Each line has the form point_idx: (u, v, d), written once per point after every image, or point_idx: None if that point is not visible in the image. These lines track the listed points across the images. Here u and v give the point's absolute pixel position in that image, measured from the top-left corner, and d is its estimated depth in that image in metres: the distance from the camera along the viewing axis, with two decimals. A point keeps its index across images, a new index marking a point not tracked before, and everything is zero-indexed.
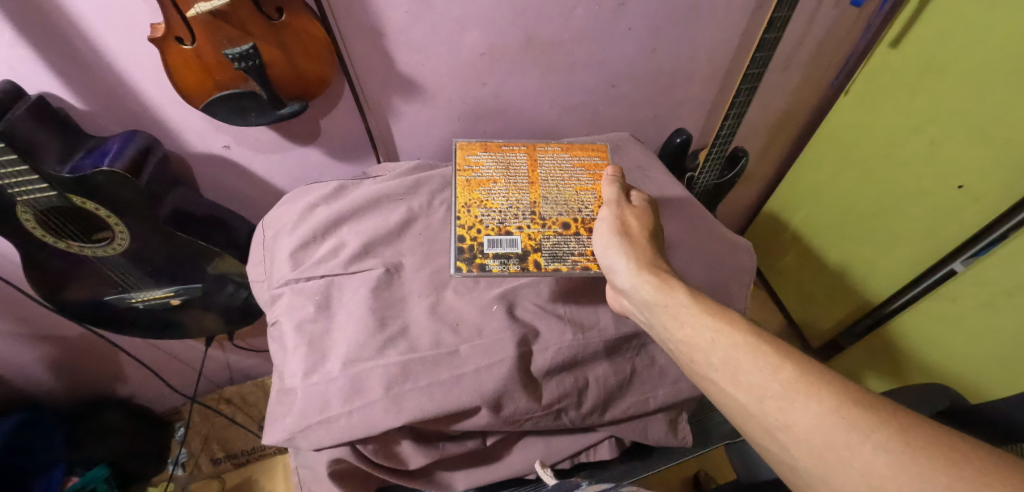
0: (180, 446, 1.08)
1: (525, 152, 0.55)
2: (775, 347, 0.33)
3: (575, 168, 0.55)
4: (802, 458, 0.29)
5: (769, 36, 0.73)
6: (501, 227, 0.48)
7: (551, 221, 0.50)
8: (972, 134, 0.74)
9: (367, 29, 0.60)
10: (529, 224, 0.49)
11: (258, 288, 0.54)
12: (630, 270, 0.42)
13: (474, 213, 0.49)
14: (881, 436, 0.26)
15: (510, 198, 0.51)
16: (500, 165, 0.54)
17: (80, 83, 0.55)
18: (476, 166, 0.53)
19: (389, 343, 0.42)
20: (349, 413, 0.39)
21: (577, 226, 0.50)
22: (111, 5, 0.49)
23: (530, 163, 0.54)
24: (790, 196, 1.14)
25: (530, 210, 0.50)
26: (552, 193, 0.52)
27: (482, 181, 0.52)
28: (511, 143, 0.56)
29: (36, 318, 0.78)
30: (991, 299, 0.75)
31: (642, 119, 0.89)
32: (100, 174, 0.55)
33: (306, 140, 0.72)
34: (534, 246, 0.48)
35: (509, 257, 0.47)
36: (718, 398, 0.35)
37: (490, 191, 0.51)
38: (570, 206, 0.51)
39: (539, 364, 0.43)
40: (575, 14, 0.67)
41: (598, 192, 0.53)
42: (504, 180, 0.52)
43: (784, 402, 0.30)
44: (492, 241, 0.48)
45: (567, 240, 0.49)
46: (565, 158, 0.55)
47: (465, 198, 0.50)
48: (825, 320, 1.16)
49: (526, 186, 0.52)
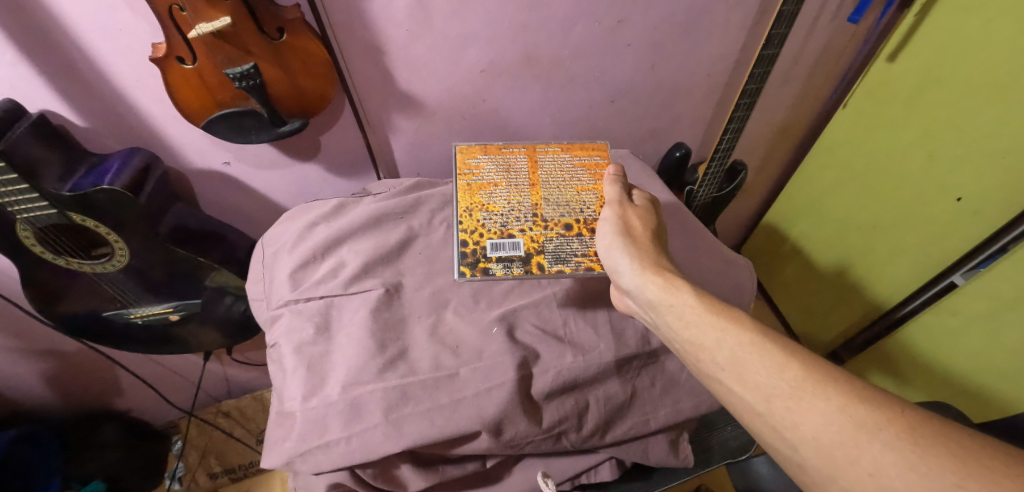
0: (177, 459, 1.08)
1: (525, 153, 0.55)
2: (779, 345, 0.33)
3: (576, 167, 0.54)
4: (810, 457, 0.29)
5: (767, 53, 0.74)
6: (505, 230, 0.49)
7: (553, 222, 0.50)
8: (970, 148, 0.74)
9: (369, 47, 0.61)
10: (531, 226, 0.50)
11: (256, 306, 0.54)
12: (634, 270, 0.42)
13: (475, 217, 0.50)
14: (889, 434, 0.26)
15: (512, 200, 0.51)
16: (501, 168, 0.53)
17: (81, 101, 0.55)
18: (476, 170, 0.53)
19: (389, 365, 0.42)
20: (348, 439, 0.38)
21: (579, 226, 0.50)
22: (112, 25, 0.50)
23: (531, 164, 0.54)
24: (790, 208, 1.15)
25: (532, 212, 0.50)
26: (553, 194, 0.52)
27: (482, 184, 0.52)
28: (511, 144, 0.55)
29: (33, 332, 0.78)
30: (991, 312, 0.75)
31: (641, 134, 0.90)
32: (100, 192, 0.55)
33: (306, 156, 0.72)
34: (537, 248, 0.49)
35: (513, 261, 0.48)
36: (724, 397, 0.35)
37: (492, 194, 0.51)
38: (571, 207, 0.51)
39: (540, 387, 0.42)
40: (574, 32, 0.67)
41: (600, 192, 0.53)
42: (505, 183, 0.52)
43: (790, 402, 0.30)
44: (496, 244, 0.49)
45: (569, 241, 0.50)
46: (566, 158, 0.55)
47: (466, 202, 0.51)
48: (825, 332, 1.15)
49: (528, 188, 0.52)
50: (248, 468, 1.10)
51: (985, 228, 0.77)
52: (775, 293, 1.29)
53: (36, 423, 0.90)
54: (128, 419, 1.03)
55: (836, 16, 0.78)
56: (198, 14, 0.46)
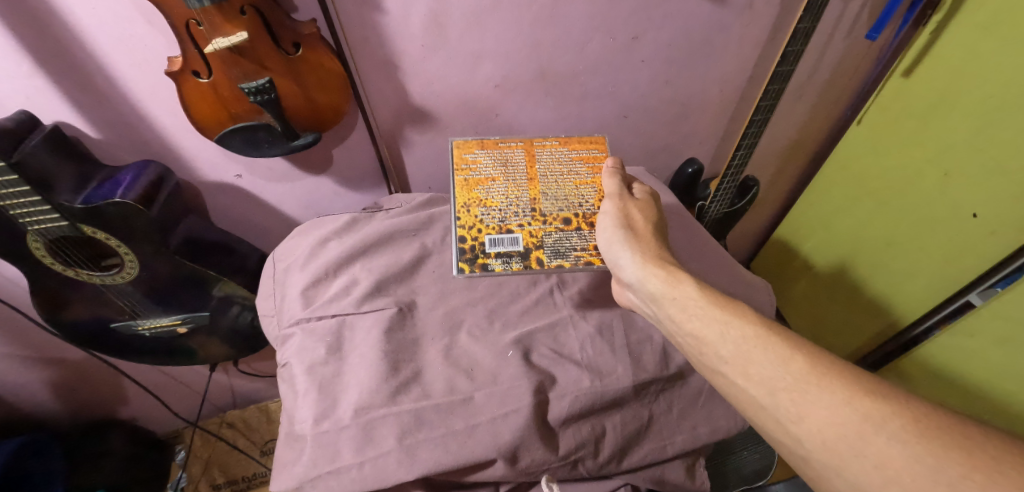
0: (181, 470, 1.07)
1: (520, 146, 0.54)
2: (786, 340, 0.33)
3: (573, 163, 0.53)
4: (815, 449, 0.28)
5: (782, 70, 0.73)
6: (503, 224, 0.49)
7: (552, 216, 0.49)
8: (987, 165, 0.73)
9: (383, 61, 0.61)
10: (530, 219, 0.49)
11: (266, 322, 0.54)
12: (636, 264, 0.42)
13: (474, 212, 0.49)
14: (894, 427, 0.26)
15: (509, 192, 0.50)
16: (499, 163, 0.53)
17: (97, 113, 0.56)
18: (474, 165, 0.52)
19: (403, 388, 0.42)
20: (360, 464, 0.37)
21: (578, 220, 0.50)
22: (128, 38, 0.50)
23: (527, 158, 0.53)
24: (802, 223, 1.13)
25: (530, 206, 0.50)
26: (551, 188, 0.51)
27: (481, 179, 0.51)
28: (508, 139, 0.55)
29: (40, 341, 0.77)
30: (1012, 332, 0.72)
31: (654, 149, 0.89)
32: (111, 205, 0.55)
33: (317, 170, 0.72)
34: (535, 242, 0.48)
35: (512, 256, 0.47)
36: (726, 389, 0.35)
37: (490, 189, 0.50)
38: (570, 201, 0.50)
39: (556, 413, 0.41)
40: (588, 48, 0.67)
41: (598, 186, 0.52)
42: (503, 178, 0.51)
43: (796, 394, 0.30)
44: (496, 238, 0.48)
45: (568, 235, 0.49)
46: (561, 153, 0.54)
47: (464, 197, 0.50)
48: (836, 350, 1.14)
49: (525, 181, 0.51)
50: (250, 479, 1.09)
51: (1003, 249, 0.75)
52: (786, 309, 1.27)
53: (40, 432, 0.89)
54: (132, 429, 1.03)
55: (850, 32, 0.78)
56: (215, 29, 0.46)
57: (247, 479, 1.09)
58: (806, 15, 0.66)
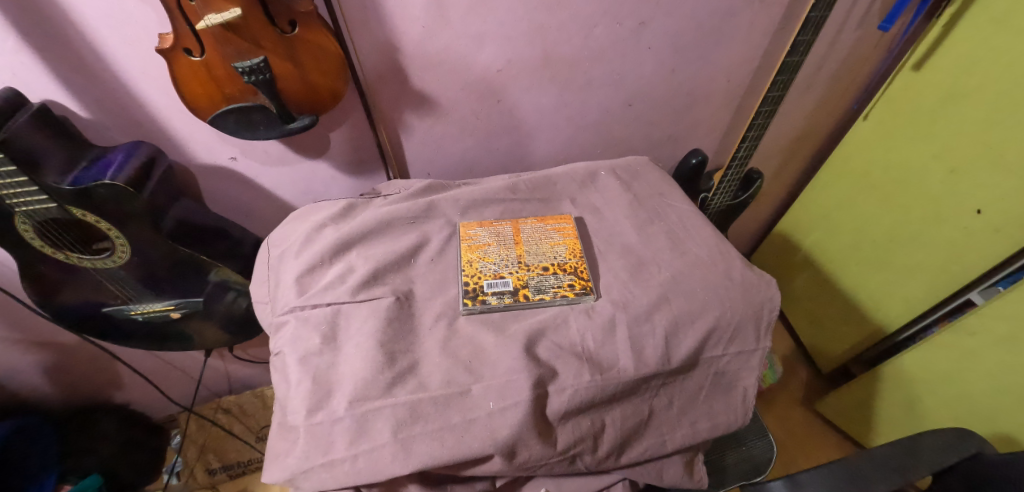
0: (176, 454, 1.08)
1: (508, 220, 0.58)
2: None
3: (548, 227, 0.57)
4: None
5: (791, 60, 0.71)
6: (495, 272, 0.51)
7: (535, 264, 0.53)
8: (994, 162, 0.71)
9: (384, 44, 0.59)
10: (517, 269, 0.52)
11: (260, 309, 0.53)
12: None
13: (473, 268, 0.52)
14: None
15: (500, 252, 0.54)
16: (493, 232, 0.56)
17: (87, 93, 0.54)
18: (474, 238, 0.55)
19: (399, 380, 0.41)
20: (353, 457, 0.37)
21: (556, 267, 0.52)
22: (119, 15, 0.48)
23: (511, 225, 0.57)
24: (803, 217, 1.12)
25: (517, 260, 0.53)
26: (532, 245, 0.55)
27: (477, 245, 0.54)
28: (498, 215, 0.59)
29: (32, 323, 0.76)
30: (1009, 332, 0.71)
31: (659, 139, 0.88)
32: (101, 187, 0.54)
33: (315, 153, 0.71)
34: (523, 283, 0.51)
35: (501, 298, 0.49)
36: None
37: (483, 250, 0.53)
38: (546, 255, 0.53)
39: (556, 407, 0.40)
40: (594, 33, 0.66)
41: (570, 244, 0.55)
42: (495, 241, 0.55)
43: None
44: (491, 281, 0.50)
45: (547, 275, 0.51)
46: (540, 222, 0.58)
47: (466, 258, 0.53)
48: (834, 346, 1.14)
49: (513, 243, 0.55)
50: (245, 464, 1.10)
51: (1003, 248, 0.74)
52: (787, 304, 1.26)
53: (34, 415, 0.89)
54: (127, 412, 1.02)
55: (862, 23, 0.76)
56: (207, 5, 0.44)
57: (242, 464, 1.10)
58: (817, 4, 0.65)
